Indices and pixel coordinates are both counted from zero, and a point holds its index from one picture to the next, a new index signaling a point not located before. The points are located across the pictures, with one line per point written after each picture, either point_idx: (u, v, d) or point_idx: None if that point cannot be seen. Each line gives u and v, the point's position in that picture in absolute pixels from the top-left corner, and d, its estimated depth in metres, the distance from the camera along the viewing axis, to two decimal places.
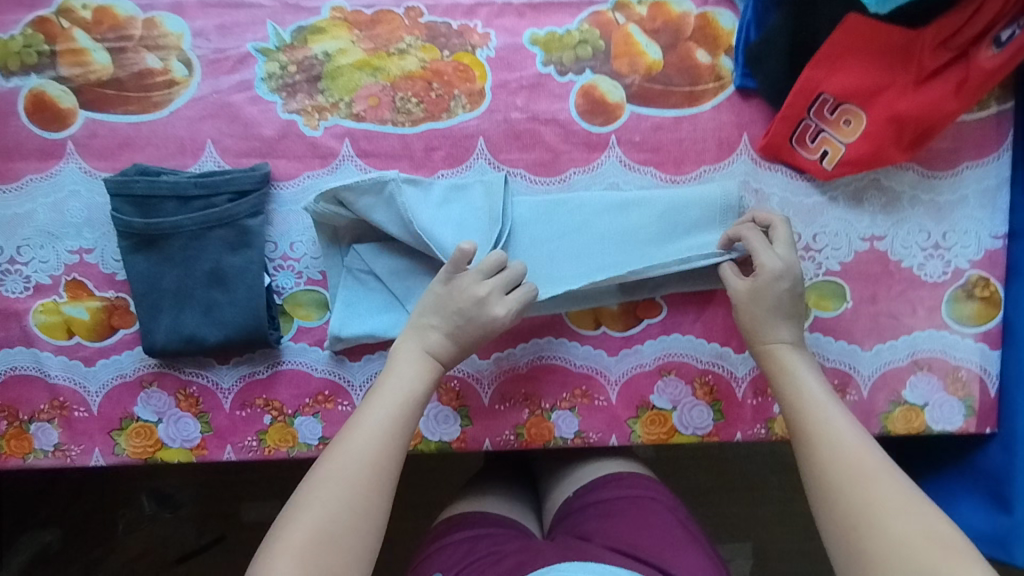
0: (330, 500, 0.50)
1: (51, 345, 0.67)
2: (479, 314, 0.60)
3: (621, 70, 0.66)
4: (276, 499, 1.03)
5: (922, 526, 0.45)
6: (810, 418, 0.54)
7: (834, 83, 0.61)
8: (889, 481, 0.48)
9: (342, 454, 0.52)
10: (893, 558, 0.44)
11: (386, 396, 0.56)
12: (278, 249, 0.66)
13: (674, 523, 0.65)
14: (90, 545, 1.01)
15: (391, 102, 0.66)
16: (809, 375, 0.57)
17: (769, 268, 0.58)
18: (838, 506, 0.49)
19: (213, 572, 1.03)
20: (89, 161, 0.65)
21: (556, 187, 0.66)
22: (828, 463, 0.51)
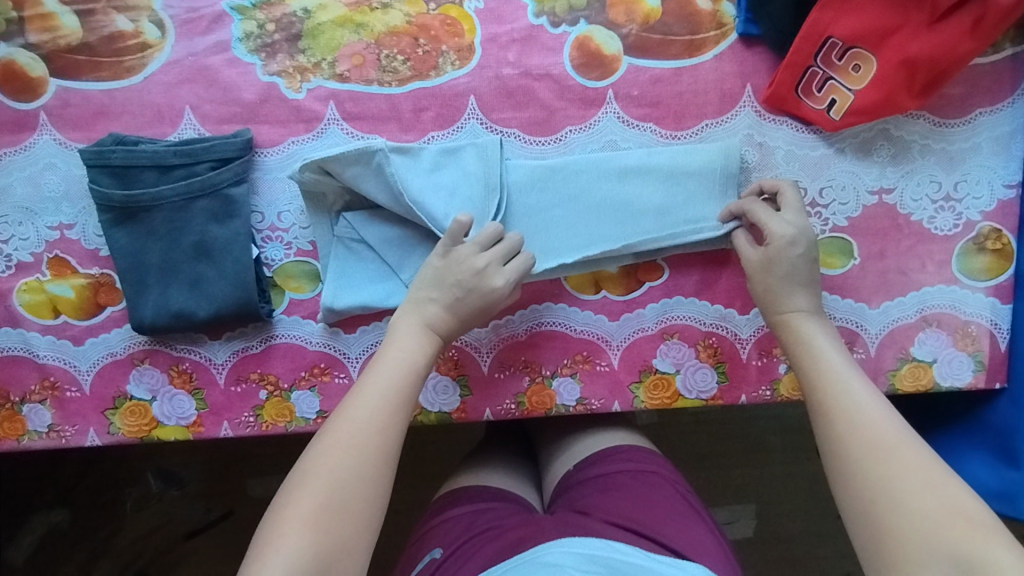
0: (335, 469, 0.49)
1: (38, 324, 0.65)
2: (478, 287, 0.59)
3: (618, 20, 0.63)
4: (281, 474, 1.04)
5: (945, 488, 0.45)
6: (828, 382, 0.53)
7: (842, 26, 0.58)
8: (908, 443, 0.48)
9: (345, 424, 0.51)
10: (912, 532, 0.43)
11: (387, 364, 0.55)
12: (265, 219, 0.64)
13: (675, 498, 0.65)
14: (99, 524, 1.01)
15: (376, 60, 0.62)
16: (827, 342, 0.55)
17: (780, 235, 0.57)
18: (857, 469, 0.48)
19: (222, 547, 1.04)
20: (64, 132, 0.63)
21: (552, 147, 0.64)
22: (848, 424, 0.50)
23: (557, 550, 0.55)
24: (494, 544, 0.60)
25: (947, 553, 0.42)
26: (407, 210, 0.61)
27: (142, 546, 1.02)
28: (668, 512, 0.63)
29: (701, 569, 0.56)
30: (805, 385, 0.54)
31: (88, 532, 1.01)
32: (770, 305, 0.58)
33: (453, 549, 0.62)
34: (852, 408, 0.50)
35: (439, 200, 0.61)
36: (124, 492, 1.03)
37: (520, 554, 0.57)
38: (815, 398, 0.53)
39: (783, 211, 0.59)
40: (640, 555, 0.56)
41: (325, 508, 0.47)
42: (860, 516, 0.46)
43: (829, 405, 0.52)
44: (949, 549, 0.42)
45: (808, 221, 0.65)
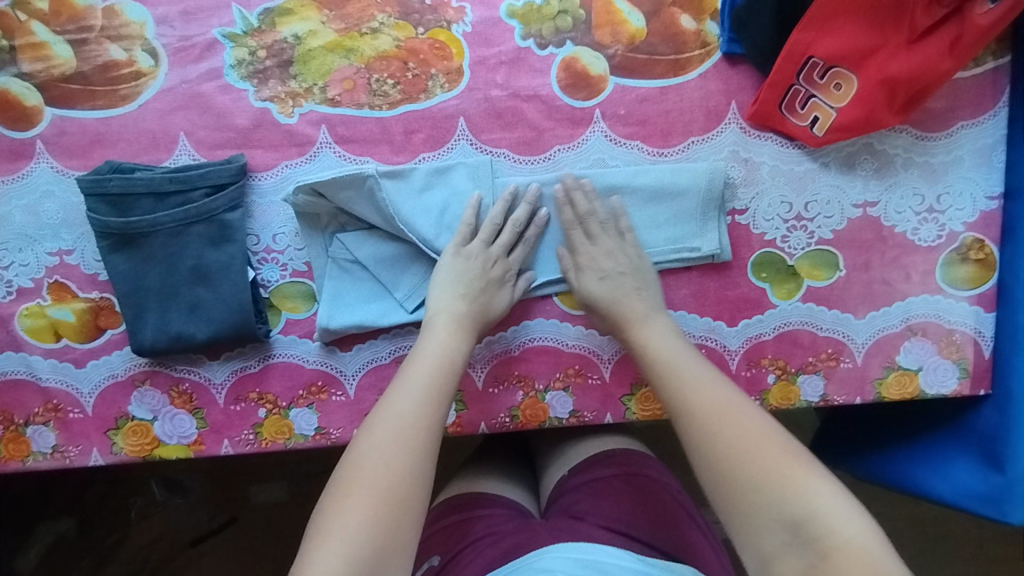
0: (383, 461, 0.49)
1: (40, 348, 0.66)
2: (497, 278, 0.62)
3: (604, 41, 0.64)
4: (283, 481, 1.05)
5: (773, 454, 0.46)
6: (668, 376, 0.55)
7: (824, 46, 0.59)
8: (740, 416, 0.49)
9: (391, 419, 0.52)
10: (748, 497, 0.45)
11: (428, 358, 0.57)
12: (261, 242, 0.65)
13: (666, 502, 0.66)
14: (104, 533, 1.03)
15: (366, 84, 0.63)
16: (663, 340, 0.59)
17: (587, 262, 0.63)
18: (697, 455, 0.50)
19: (225, 554, 1.05)
20: (60, 160, 0.64)
21: (541, 166, 0.65)
22: (687, 413, 0.52)
23: (551, 554, 0.56)
24: (491, 550, 0.62)
25: (779, 519, 0.44)
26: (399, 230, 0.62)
27: (149, 553, 1.04)
28: (659, 517, 0.64)
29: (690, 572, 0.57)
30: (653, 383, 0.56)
31: (95, 541, 1.03)
32: (615, 314, 0.61)
33: (451, 556, 0.64)
34: (690, 397, 0.52)
35: (429, 221, 0.63)
36: (129, 501, 1.04)
37: (515, 561, 0.58)
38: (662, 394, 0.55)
39: (594, 235, 0.63)
40: (632, 559, 0.57)
41: (376, 501, 0.47)
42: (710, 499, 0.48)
43: (672, 400, 0.54)
44: (783, 514, 0.44)
45: (794, 234, 0.66)
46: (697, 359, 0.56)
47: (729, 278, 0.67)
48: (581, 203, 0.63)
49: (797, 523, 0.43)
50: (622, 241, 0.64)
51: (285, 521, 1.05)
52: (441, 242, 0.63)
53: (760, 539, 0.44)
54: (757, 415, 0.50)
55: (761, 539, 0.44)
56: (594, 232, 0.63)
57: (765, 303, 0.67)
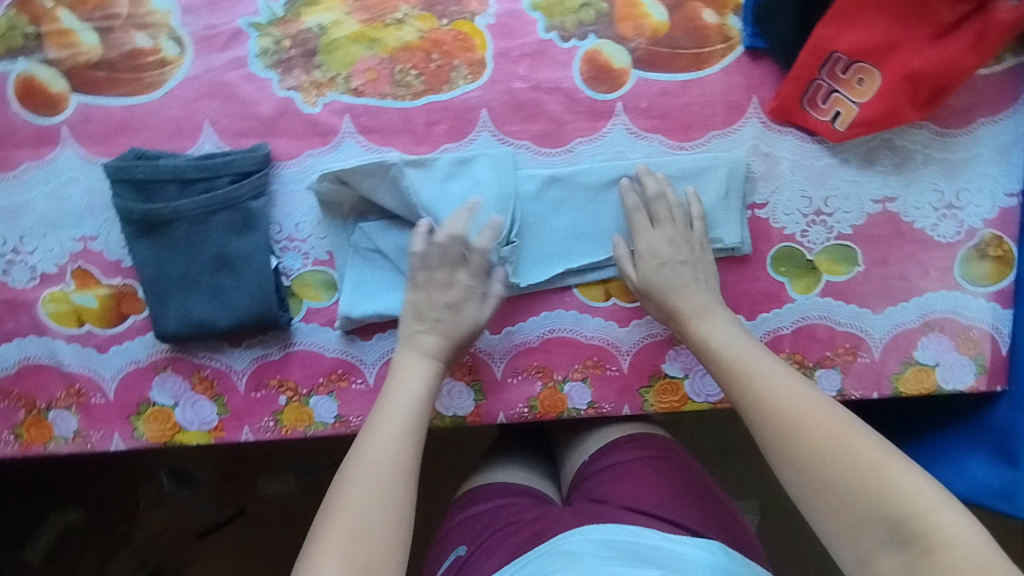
0: (370, 512, 0.49)
1: (63, 333, 0.67)
2: (458, 304, 0.61)
3: (626, 34, 0.64)
4: (291, 473, 1.08)
5: (863, 452, 0.47)
6: (736, 375, 0.56)
7: (847, 41, 0.59)
8: (821, 415, 0.50)
9: (374, 458, 0.52)
10: (842, 498, 0.47)
11: (405, 389, 0.57)
12: (283, 230, 0.66)
13: (689, 480, 0.69)
14: (115, 521, 1.04)
15: (390, 75, 0.64)
16: (724, 333, 0.59)
17: (645, 249, 0.62)
18: (779, 459, 0.51)
19: (233, 542, 1.09)
20: (85, 146, 0.64)
21: (562, 158, 0.65)
22: (764, 415, 0.52)
23: (578, 538, 0.59)
24: (516, 537, 0.63)
25: (878, 520, 0.45)
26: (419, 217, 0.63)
27: (157, 542, 1.06)
28: (683, 496, 0.67)
29: (716, 543, 0.60)
30: (722, 381, 0.57)
31: (103, 530, 1.03)
32: (672, 310, 0.61)
33: (477, 546, 0.65)
34: (766, 394, 0.53)
35: (450, 211, 0.63)
36: (138, 490, 1.06)
37: (542, 544, 0.60)
38: (731, 393, 0.56)
39: (658, 219, 0.63)
40: (659, 536, 0.60)
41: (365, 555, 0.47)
42: (797, 501, 0.49)
43: (745, 400, 0.54)
44: (882, 514, 0.45)
45: (813, 229, 0.67)
46: (764, 354, 0.57)
47: (747, 272, 0.67)
48: (651, 187, 0.63)
49: (896, 522, 0.44)
50: (683, 229, 0.63)
51: (291, 513, 1.08)
52: (463, 232, 0.63)
53: (856, 539, 0.46)
54: (837, 411, 0.51)
55: (859, 539, 0.46)
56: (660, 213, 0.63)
57: (783, 297, 0.67)
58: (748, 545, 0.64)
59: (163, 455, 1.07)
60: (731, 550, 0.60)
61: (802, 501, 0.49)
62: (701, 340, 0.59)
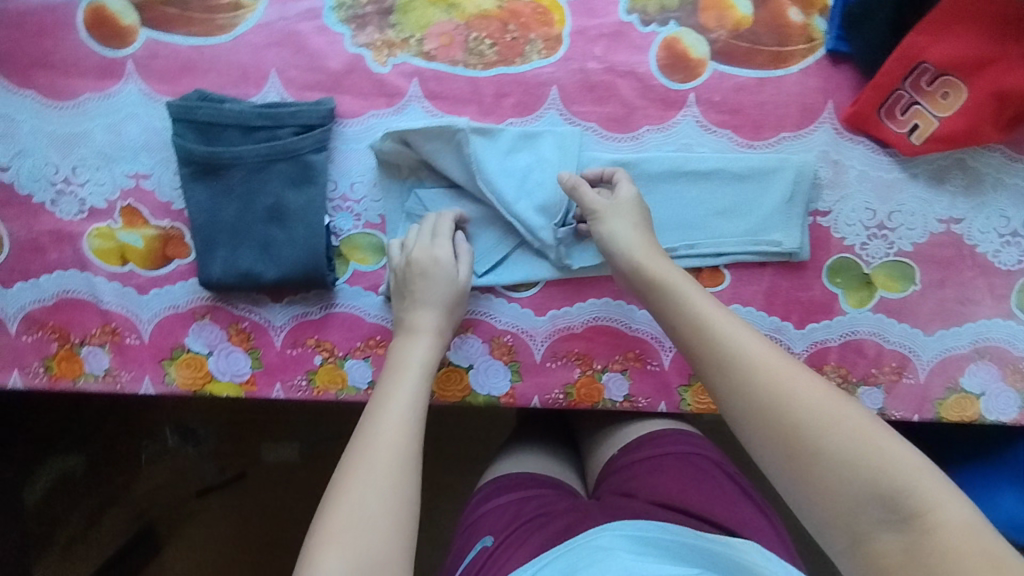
0: (370, 501, 0.46)
1: (105, 270, 0.65)
2: (437, 268, 0.60)
3: (708, 24, 0.63)
4: (295, 441, 1.07)
5: (855, 426, 0.43)
6: (712, 340, 0.50)
7: (937, 52, 0.58)
8: (807, 384, 0.46)
9: (376, 444, 0.49)
10: (833, 474, 0.42)
11: (409, 374, 0.55)
12: (338, 188, 0.65)
13: (722, 479, 0.67)
14: (115, 470, 1.05)
15: (464, 42, 0.63)
16: (691, 294, 0.54)
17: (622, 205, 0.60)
18: (761, 436, 0.46)
19: (231, 505, 1.08)
20: (150, 83, 0.64)
21: (628, 145, 0.64)
22: (744, 382, 0.47)
23: (609, 533, 0.57)
24: (543, 531, 0.62)
25: (870, 498, 0.41)
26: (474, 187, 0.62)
27: (156, 497, 1.07)
28: (715, 493, 0.65)
29: (752, 543, 0.59)
30: (695, 348, 0.51)
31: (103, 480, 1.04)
32: (644, 270, 0.56)
33: (504, 537, 0.64)
34: (746, 360, 0.48)
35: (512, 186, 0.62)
36: (141, 443, 1.07)
37: (570, 539, 0.58)
38: (704, 358, 0.50)
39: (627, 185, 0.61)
40: (693, 534, 0.59)
41: (367, 545, 0.44)
42: (780, 477, 0.45)
43: (721, 366, 0.49)
44: (877, 492, 0.41)
45: (873, 242, 0.65)
46: (735, 318, 0.52)
47: (802, 279, 0.66)
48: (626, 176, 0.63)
49: (893, 500, 0.41)
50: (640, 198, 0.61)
51: (292, 483, 1.07)
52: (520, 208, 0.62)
53: (850, 519, 0.42)
54: (814, 378, 0.47)
55: (853, 519, 0.41)
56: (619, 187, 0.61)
57: (835, 308, 0.65)
58: (781, 545, 0.63)
59: (167, 409, 1.07)
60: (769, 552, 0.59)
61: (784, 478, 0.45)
62: (670, 299, 0.54)
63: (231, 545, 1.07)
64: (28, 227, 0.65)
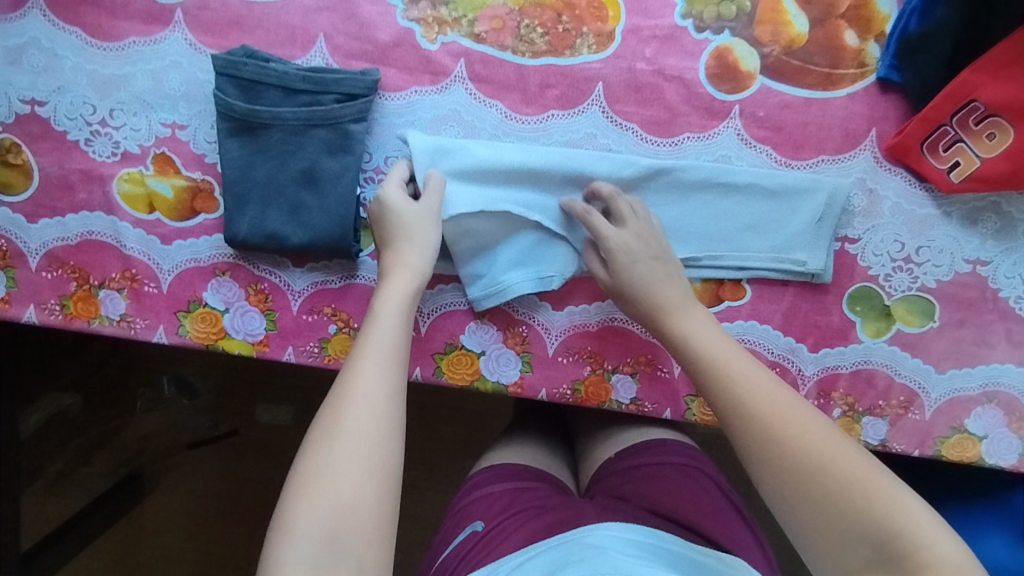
0: (343, 445, 0.46)
1: (131, 216, 0.65)
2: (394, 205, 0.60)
3: (762, 38, 0.63)
4: (290, 406, 1.08)
5: (848, 467, 0.46)
6: (717, 373, 0.53)
7: (991, 92, 0.57)
8: (802, 422, 0.49)
9: (354, 387, 0.49)
10: (827, 514, 0.45)
11: (386, 322, 0.54)
12: (372, 160, 0.65)
13: (716, 493, 0.68)
14: (109, 414, 1.07)
15: (515, 27, 0.63)
16: (706, 333, 0.57)
17: (620, 238, 0.60)
18: (761, 471, 0.48)
19: (222, 461, 1.08)
20: (196, 34, 0.64)
21: (666, 150, 0.64)
22: (747, 422, 0.50)
23: (600, 532, 0.57)
24: (534, 524, 0.62)
25: (863, 538, 0.44)
26: (487, 193, 0.63)
27: (146, 444, 1.08)
28: (709, 508, 0.66)
29: (740, 563, 0.60)
30: (700, 382, 0.54)
31: (98, 418, 1.06)
32: (652, 306, 0.59)
33: (494, 524, 0.64)
34: (745, 399, 0.51)
35: (529, 189, 0.63)
36: (139, 391, 1.07)
37: (561, 534, 0.58)
38: (709, 389, 0.54)
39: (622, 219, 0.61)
40: (682, 544, 0.59)
41: (339, 491, 0.44)
42: (777, 512, 0.48)
43: (721, 399, 0.52)
44: (865, 535, 0.43)
45: (898, 275, 0.65)
46: (739, 351, 0.55)
47: (822, 303, 0.66)
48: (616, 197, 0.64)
49: (880, 542, 0.43)
50: (640, 233, 0.61)
51: (285, 446, 1.08)
52: (534, 214, 0.63)
53: (844, 557, 0.44)
54: (814, 415, 0.49)
55: (845, 558, 0.44)
56: (602, 233, 0.61)
57: (850, 336, 0.66)
58: (765, 564, 0.64)
59: (170, 360, 1.07)
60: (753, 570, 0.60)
61: (781, 509, 0.48)
62: (687, 335, 0.57)
63: (217, 499, 1.08)
64: (59, 164, 0.65)
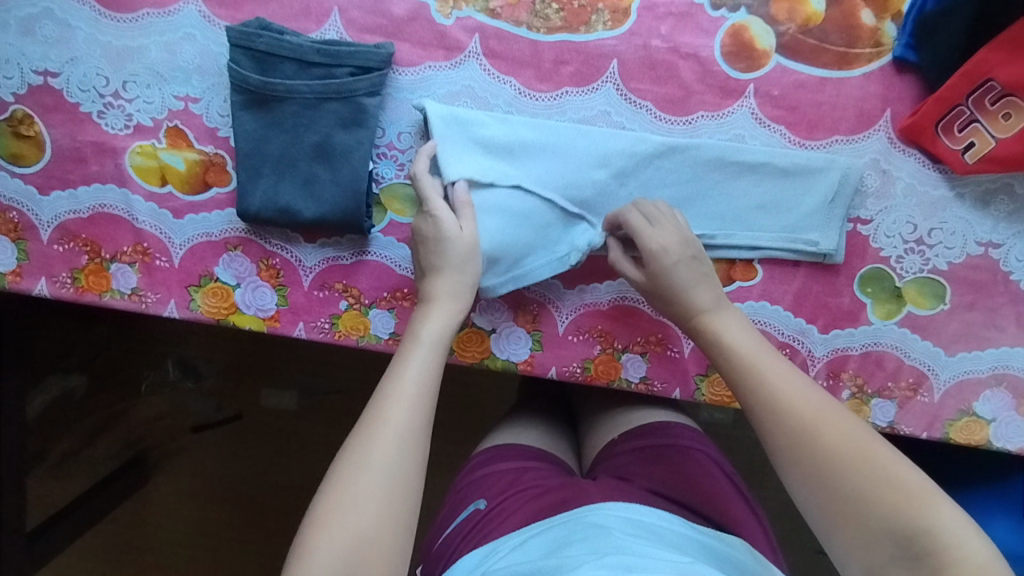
0: (381, 457, 0.48)
1: (143, 189, 0.65)
2: (437, 235, 0.59)
3: (778, 16, 0.62)
4: (295, 390, 1.08)
5: (880, 463, 0.46)
6: (751, 370, 0.54)
7: (1007, 71, 0.57)
8: (834, 424, 0.49)
9: (393, 402, 0.51)
10: (855, 513, 0.46)
11: (420, 349, 0.55)
12: (385, 136, 0.65)
13: (720, 476, 0.68)
14: (114, 396, 1.07)
15: (530, 3, 0.63)
16: (740, 333, 0.57)
17: (660, 242, 0.60)
18: (793, 469, 0.49)
19: (226, 443, 1.09)
20: (209, 6, 0.63)
21: (680, 128, 0.64)
22: (779, 420, 0.51)
23: (603, 512, 0.57)
24: (537, 502, 0.63)
25: (889, 534, 0.45)
26: (495, 167, 0.63)
27: (151, 427, 1.09)
28: (712, 490, 0.66)
29: (741, 543, 0.60)
30: (732, 380, 0.55)
31: (101, 401, 1.07)
32: (687, 305, 0.59)
33: (497, 502, 0.65)
34: (779, 400, 0.51)
35: (541, 166, 0.63)
36: (143, 372, 1.08)
37: (564, 513, 0.59)
38: (742, 390, 0.54)
39: (654, 223, 0.61)
40: (686, 526, 0.60)
41: (357, 528, 0.45)
42: (803, 505, 0.49)
43: (754, 399, 0.53)
44: (892, 530, 0.45)
45: (909, 257, 0.65)
46: (771, 350, 0.55)
47: (833, 284, 0.66)
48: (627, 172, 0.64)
49: (906, 538, 0.44)
50: (681, 235, 0.60)
51: (290, 429, 1.08)
52: (548, 191, 0.63)
53: (867, 552, 0.45)
54: (845, 415, 0.50)
55: (868, 552, 0.45)
56: (640, 237, 0.60)
57: (861, 317, 0.66)
58: (766, 544, 0.64)
59: (174, 342, 1.07)
60: (754, 551, 0.60)
61: (809, 503, 0.49)
62: (719, 335, 0.57)
63: (221, 481, 1.08)
64: (72, 136, 0.65)
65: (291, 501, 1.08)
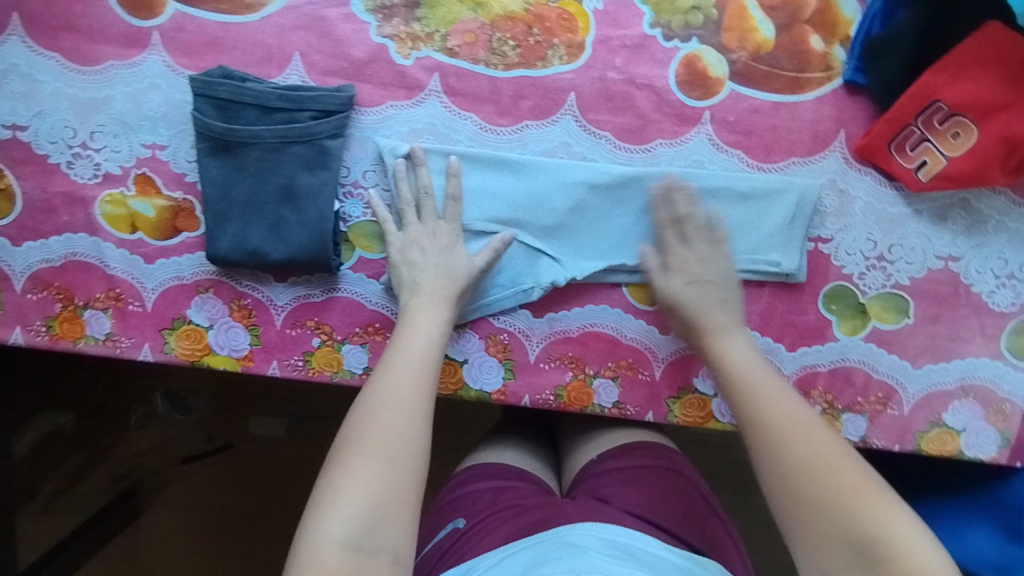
0: (371, 460, 0.49)
1: (114, 236, 0.66)
2: (458, 258, 0.62)
3: (730, 44, 0.64)
4: (283, 419, 1.08)
5: (846, 474, 0.49)
6: (741, 382, 0.56)
7: (954, 92, 0.59)
8: (813, 436, 0.51)
9: (388, 411, 0.52)
10: (822, 518, 0.48)
11: (409, 357, 0.56)
12: (351, 174, 0.66)
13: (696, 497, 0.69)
14: (102, 432, 1.07)
15: (487, 41, 0.64)
16: (743, 353, 0.58)
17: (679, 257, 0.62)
18: (771, 475, 0.51)
19: (214, 475, 1.09)
20: (173, 56, 0.65)
21: (639, 156, 0.65)
22: (762, 428, 0.53)
23: (579, 532, 0.58)
24: (515, 521, 0.63)
25: (848, 541, 0.47)
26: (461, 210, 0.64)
27: (139, 462, 1.08)
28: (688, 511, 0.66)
29: (715, 566, 0.61)
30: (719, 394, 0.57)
31: (90, 437, 1.06)
32: (693, 323, 0.61)
33: (476, 521, 0.66)
34: (763, 411, 0.54)
35: (503, 198, 0.64)
36: (131, 408, 1.07)
37: (540, 533, 0.59)
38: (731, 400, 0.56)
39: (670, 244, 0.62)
40: (666, 549, 0.60)
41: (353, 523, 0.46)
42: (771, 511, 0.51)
43: (741, 408, 0.55)
44: (849, 537, 0.47)
45: (871, 273, 0.66)
46: (762, 366, 0.58)
47: (798, 303, 0.66)
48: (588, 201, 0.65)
49: (863, 546, 0.46)
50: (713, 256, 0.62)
51: (277, 459, 1.08)
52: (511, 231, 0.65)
53: (824, 557, 0.48)
54: (824, 429, 0.52)
55: (826, 557, 0.48)
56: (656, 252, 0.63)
57: (827, 334, 0.66)
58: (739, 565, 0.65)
59: (160, 375, 1.07)
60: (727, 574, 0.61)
61: (778, 506, 0.51)
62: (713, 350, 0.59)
63: (210, 511, 1.08)
64: (42, 187, 0.66)
65: (282, 529, 1.08)
